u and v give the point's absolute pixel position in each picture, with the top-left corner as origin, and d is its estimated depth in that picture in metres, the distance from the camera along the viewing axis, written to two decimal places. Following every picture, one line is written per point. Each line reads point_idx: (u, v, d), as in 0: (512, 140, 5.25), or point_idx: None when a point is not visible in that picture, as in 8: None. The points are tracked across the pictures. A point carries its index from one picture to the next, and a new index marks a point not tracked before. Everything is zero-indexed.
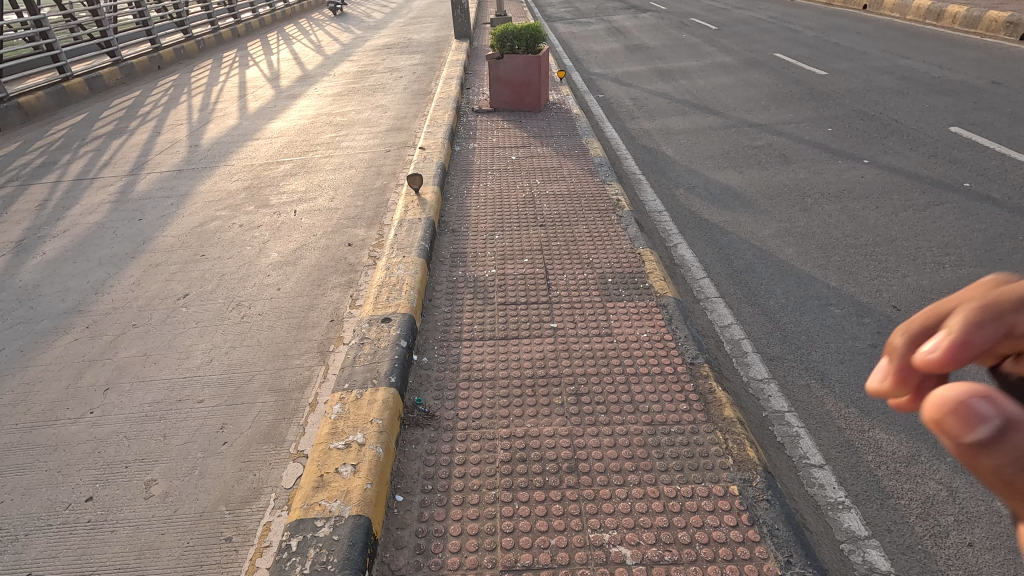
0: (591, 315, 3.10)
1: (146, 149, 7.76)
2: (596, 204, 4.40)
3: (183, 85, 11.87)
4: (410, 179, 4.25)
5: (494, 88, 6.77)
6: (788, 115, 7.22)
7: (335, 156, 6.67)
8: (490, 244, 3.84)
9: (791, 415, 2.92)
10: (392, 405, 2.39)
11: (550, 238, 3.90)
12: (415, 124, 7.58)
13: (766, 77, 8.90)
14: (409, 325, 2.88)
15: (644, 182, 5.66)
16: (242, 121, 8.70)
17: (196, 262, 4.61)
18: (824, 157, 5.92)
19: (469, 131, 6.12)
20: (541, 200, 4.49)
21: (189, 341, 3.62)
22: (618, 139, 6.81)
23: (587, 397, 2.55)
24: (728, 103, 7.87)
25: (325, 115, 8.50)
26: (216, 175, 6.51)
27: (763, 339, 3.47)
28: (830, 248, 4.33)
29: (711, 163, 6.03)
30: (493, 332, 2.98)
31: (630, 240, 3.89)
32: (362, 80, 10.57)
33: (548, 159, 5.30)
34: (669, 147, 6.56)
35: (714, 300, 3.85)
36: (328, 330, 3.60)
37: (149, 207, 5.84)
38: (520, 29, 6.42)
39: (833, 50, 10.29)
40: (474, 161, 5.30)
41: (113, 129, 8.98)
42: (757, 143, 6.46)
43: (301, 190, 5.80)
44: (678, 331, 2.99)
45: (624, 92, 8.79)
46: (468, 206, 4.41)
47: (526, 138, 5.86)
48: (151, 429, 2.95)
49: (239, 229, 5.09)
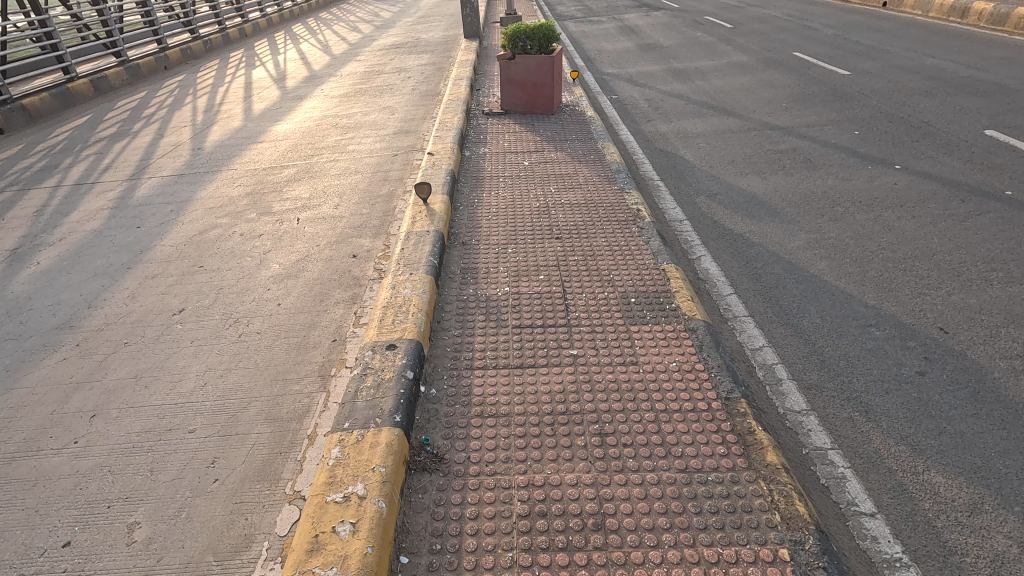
0: (614, 339, 2.86)
1: (148, 152, 7.58)
2: (615, 214, 4.15)
3: (189, 86, 11.70)
4: (418, 188, 3.99)
5: (506, 90, 6.52)
6: (812, 117, 6.92)
7: (341, 161, 6.45)
8: (503, 258, 3.61)
9: (834, 453, 2.65)
10: (397, 449, 2.15)
11: (567, 252, 3.66)
12: (423, 127, 7.35)
13: (786, 77, 8.59)
14: (415, 352, 2.64)
15: (663, 189, 5.40)
16: (247, 123, 8.50)
17: (194, 274, 4.40)
18: (853, 163, 5.62)
19: (480, 135, 5.89)
20: (556, 209, 4.24)
21: (183, 362, 3.40)
22: (634, 142, 6.54)
23: (613, 438, 2.30)
24: (748, 104, 7.58)
25: (331, 117, 8.27)
26: (218, 180, 6.31)
27: (799, 365, 3.20)
28: (866, 262, 4.05)
29: (733, 169, 5.76)
30: (508, 360, 2.73)
31: (653, 255, 3.63)
32: (369, 81, 10.35)
33: (562, 164, 5.04)
34: (687, 151, 6.29)
35: (743, 320, 3.58)
36: (330, 352, 3.37)
37: (148, 214, 5.64)
38: (533, 28, 6.15)
39: (854, 48, 9.96)
40: (486, 167, 5.05)
41: (116, 131, 8.81)
42: (780, 147, 6.17)
43: (305, 197, 5.58)
44: (709, 359, 2.74)
45: (639, 93, 8.51)
46: (479, 216, 4.17)
47: (539, 142, 5.60)
48: (138, 463, 2.73)
49: (239, 238, 4.88)
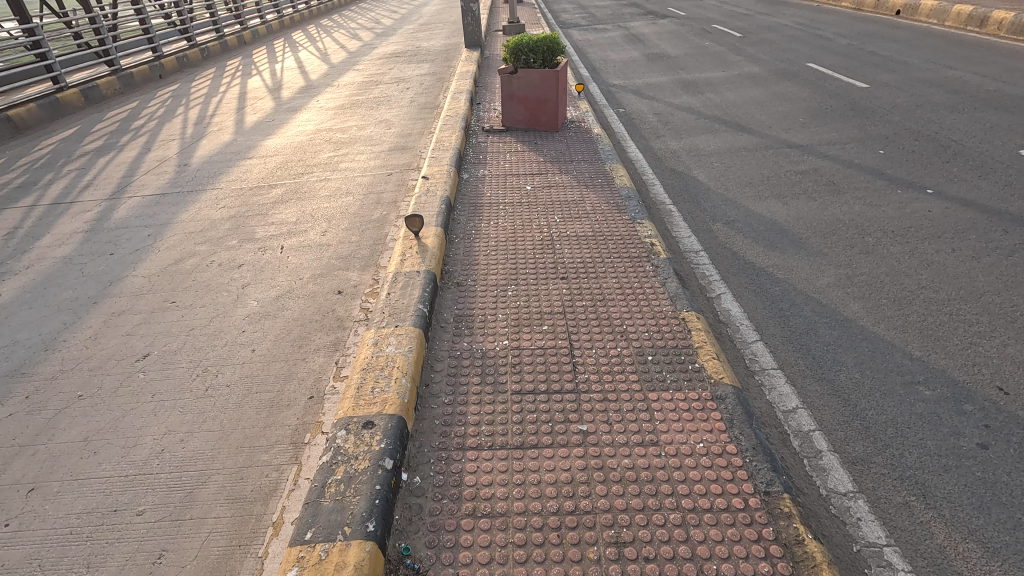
0: (629, 412, 2.45)
1: (132, 168, 7.22)
2: (626, 250, 3.75)
3: (182, 96, 11.37)
4: (409, 221, 3.60)
5: (507, 106, 6.14)
6: (832, 134, 6.54)
7: (332, 180, 6.08)
8: (502, 303, 3.21)
9: (891, 551, 2.25)
10: (369, 571, 1.78)
11: (573, 295, 3.26)
12: (420, 143, 6.98)
13: (801, 90, 8.22)
14: (396, 432, 2.25)
15: (676, 214, 5.00)
16: (237, 136, 8.14)
17: (163, 311, 4.02)
18: (880, 186, 5.23)
19: (479, 154, 5.51)
20: (561, 243, 3.85)
21: (138, 422, 3.01)
22: (643, 161, 6.16)
23: (632, 549, 1.91)
24: (762, 119, 7.19)
25: (325, 131, 7.91)
26: (201, 201, 5.94)
27: (840, 433, 2.79)
28: (906, 304, 3.65)
29: (750, 192, 5.37)
30: (506, 439, 2.33)
31: (671, 300, 3.23)
32: (367, 91, 10.01)
33: (568, 189, 4.66)
34: (701, 171, 5.89)
35: (772, 374, 3.18)
36: (306, 412, 2.97)
37: (124, 238, 5.27)
38: (536, 40, 5.78)
39: (871, 59, 9.57)
40: (484, 193, 4.65)
41: (103, 144, 8.46)
42: (799, 167, 5.78)
43: (292, 221, 5.20)
44: (742, 438, 2.33)
45: (647, 106, 8.14)
46: (476, 251, 3.77)
47: (542, 163, 5.22)
48: (73, 555, 2.34)
49: (217, 269, 4.50)
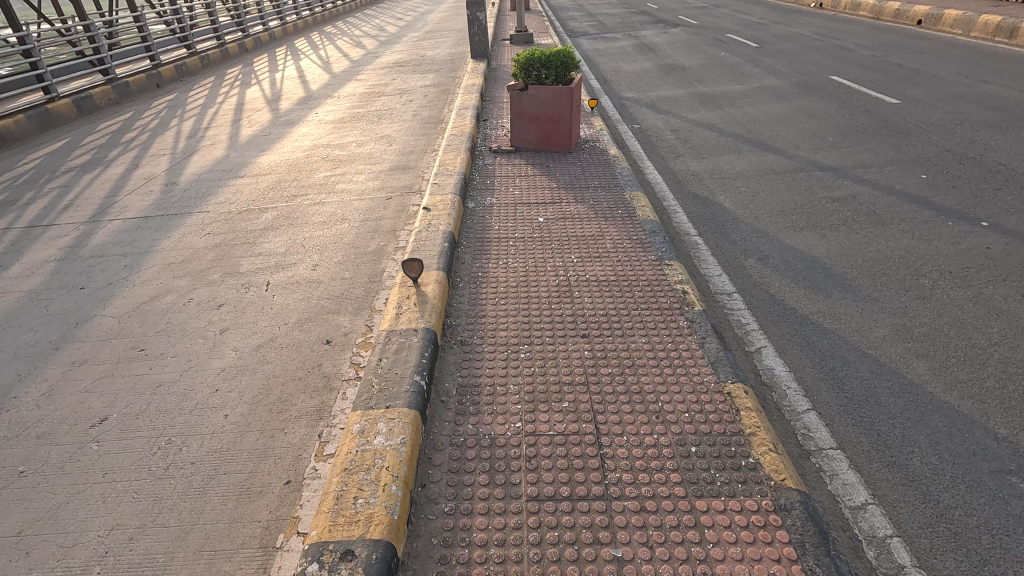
0: (674, 531, 1.98)
1: (117, 187, 6.80)
2: (655, 299, 3.27)
3: (178, 106, 10.99)
4: (407, 265, 3.15)
5: (516, 124, 5.68)
6: (867, 155, 6.06)
7: (326, 204, 5.63)
8: (513, 370, 2.74)
9: None
10: None
11: (596, 360, 2.78)
12: (423, 162, 6.54)
13: (827, 106, 7.75)
14: (382, 570, 1.77)
15: (703, 248, 4.53)
16: (230, 152, 7.72)
17: (129, 362, 3.56)
18: (928, 216, 4.75)
19: (486, 179, 5.06)
20: (581, 290, 3.38)
21: (82, 512, 2.55)
22: (663, 185, 5.70)
23: None
24: (789, 138, 6.71)
25: (322, 147, 7.47)
26: (186, 226, 5.51)
27: (924, 541, 2.30)
28: (979, 364, 3.16)
29: (783, 221, 4.90)
30: (521, 570, 1.86)
31: (712, 368, 2.74)
32: (368, 103, 9.59)
33: (585, 222, 4.20)
34: (726, 197, 5.42)
35: (832, 456, 2.70)
36: (280, 503, 2.50)
37: (98, 269, 4.83)
38: (549, 55, 5.37)
39: (898, 72, 9.10)
40: (492, 225, 4.19)
41: (90, 159, 8.05)
42: (835, 193, 5.30)
43: (280, 253, 4.75)
44: (819, 571, 1.85)
45: (663, 122, 7.68)
46: (482, 299, 3.30)
47: (555, 191, 4.76)
48: None
49: (195, 310, 4.05)
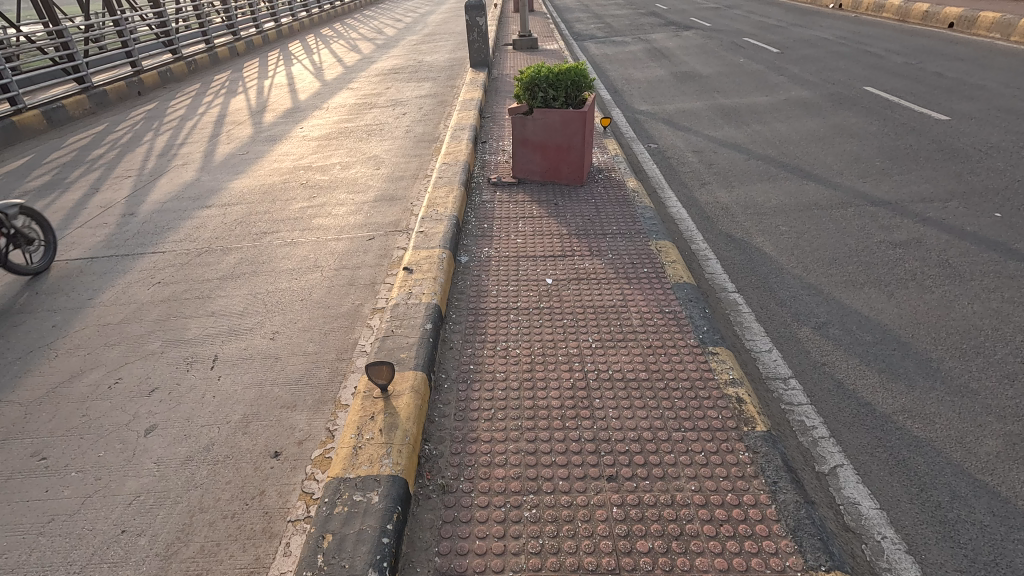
0: None
1: (70, 217, 6.04)
2: (702, 412, 2.47)
3: (157, 117, 10.24)
4: (372, 371, 2.36)
5: (519, 152, 4.88)
6: (925, 185, 5.25)
7: (298, 246, 4.85)
8: (514, 542, 1.95)
9: None
10: None
11: (628, 525, 2.00)
12: (414, 190, 5.76)
13: (867, 122, 6.94)
14: None
15: (745, 312, 3.73)
16: (201, 174, 6.95)
17: (23, 479, 2.78)
18: (1014, 269, 3.95)
19: (483, 221, 4.29)
20: (602, 395, 2.58)
21: None
22: (690, 222, 4.91)
23: None
24: (829, 162, 5.91)
25: (302, 170, 6.69)
26: (134, 271, 4.73)
27: None
28: None
29: (839, 273, 4.10)
30: None
31: (794, 540, 1.94)
32: (358, 116, 8.82)
33: (603, 286, 3.41)
34: (765, 240, 4.61)
35: None
36: None
37: (22, 330, 4.05)
38: (558, 72, 4.59)
39: (939, 83, 8.28)
40: (489, 289, 3.42)
41: (50, 181, 7.30)
42: (896, 235, 4.50)
43: (236, 312, 3.97)
44: None
45: (683, 140, 6.88)
46: (472, 409, 2.51)
47: (566, 239, 3.98)
48: None
49: (120, 397, 3.26)
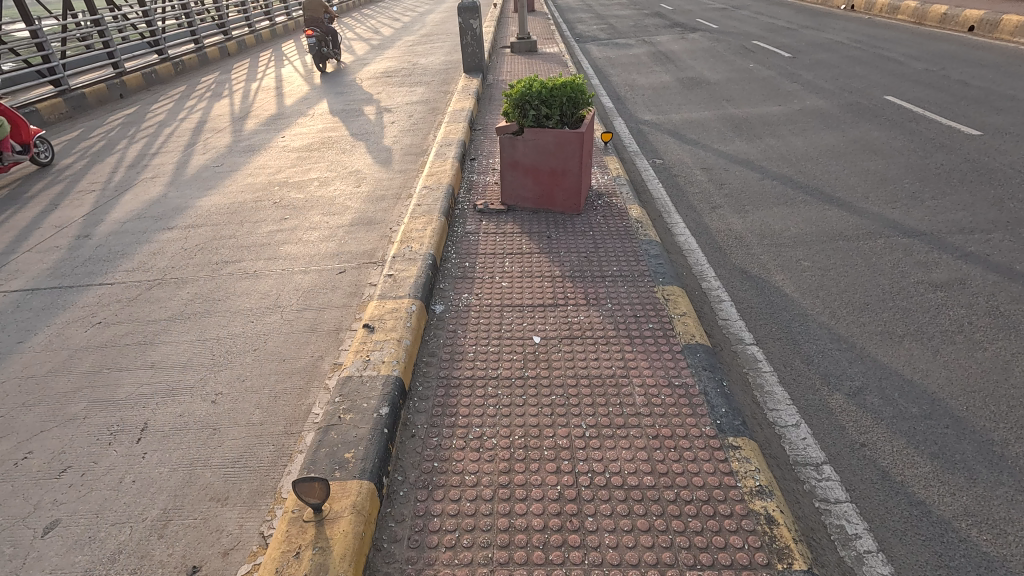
0: None
1: (20, 238, 5.52)
2: (724, 542, 1.93)
3: (135, 122, 9.73)
4: (302, 491, 1.86)
5: (508, 176, 4.34)
6: (962, 212, 4.71)
7: (261, 278, 4.33)
8: None
9: None
10: None
11: None
12: (395, 213, 5.25)
13: (891, 137, 6.38)
14: None
15: (768, 374, 3.19)
16: (170, 189, 6.44)
17: None
18: None
19: (465, 258, 3.76)
20: (597, 514, 2.04)
21: None
22: (700, 255, 4.38)
23: None
24: (852, 183, 5.37)
25: (277, 186, 6.16)
26: (76, 307, 4.21)
27: None
28: None
29: (872, 321, 3.56)
30: None
31: None
32: (344, 124, 8.29)
33: (601, 348, 2.87)
34: (786, 278, 4.06)
35: None
36: None
37: None
38: (552, 87, 4.06)
39: (966, 92, 7.71)
40: (466, 351, 2.89)
41: (8, 195, 6.78)
42: (935, 273, 3.97)
43: (178, 365, 3.44)
44: None
45: (691, 155, 6.34)
46: (431, 535, 1.97)
47: (558, 283, 3.44)
48: None
49: (24, 479, 2.73)
